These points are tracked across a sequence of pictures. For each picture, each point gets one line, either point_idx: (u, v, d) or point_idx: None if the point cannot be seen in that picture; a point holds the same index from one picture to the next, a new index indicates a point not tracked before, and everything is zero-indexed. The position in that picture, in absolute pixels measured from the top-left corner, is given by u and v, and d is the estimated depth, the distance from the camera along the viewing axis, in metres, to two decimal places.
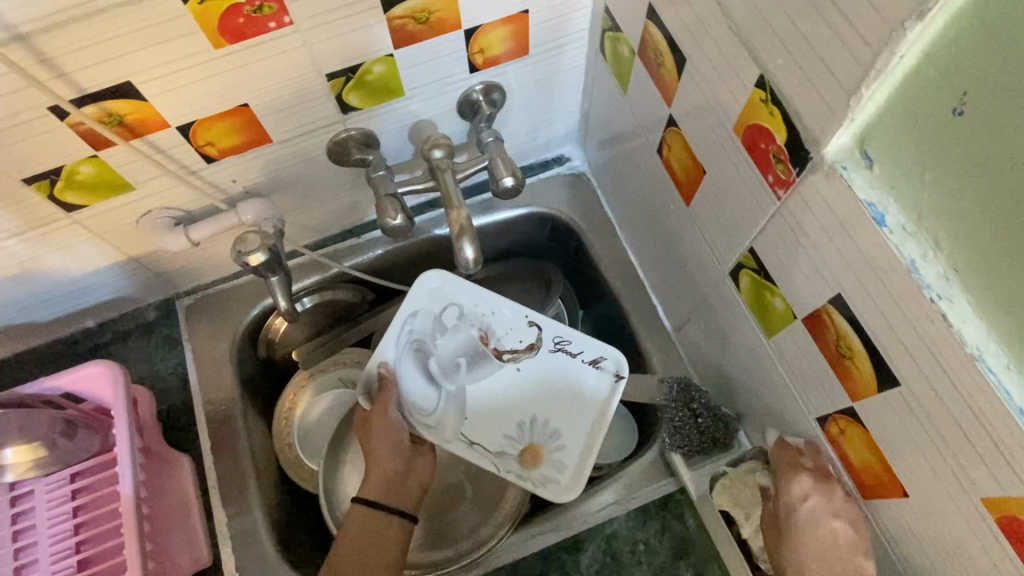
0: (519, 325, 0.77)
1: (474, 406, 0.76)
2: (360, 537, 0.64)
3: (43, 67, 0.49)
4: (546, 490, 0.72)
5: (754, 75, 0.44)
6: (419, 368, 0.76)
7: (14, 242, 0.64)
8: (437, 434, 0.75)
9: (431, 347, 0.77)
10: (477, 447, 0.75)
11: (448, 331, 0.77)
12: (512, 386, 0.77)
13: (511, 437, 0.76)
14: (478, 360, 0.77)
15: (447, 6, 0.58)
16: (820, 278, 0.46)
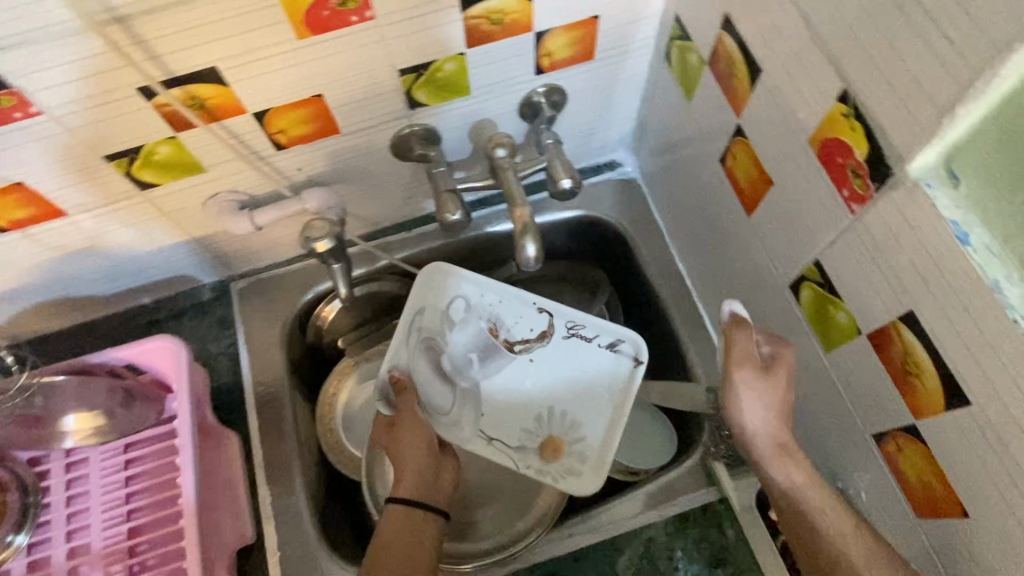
0: (530, 313, 0.75)
1: (490, 400, 0.74)
2: (397, 535, 0.61)
3: (138, 49, 0.51)
4: (568, 484, 0.72)
5: (837, 89, 0.45)
6: (431, 367, 0.74)
7: (88, 216, 0.66)
8: (456, 433, 0.74)
9: (441, 344, 0.74)
10: (495, 445, 0.74)
11: (457, 324, 0.75)
12: (528, 378, 0.75)
13: (529, 431, 0.74)
14: (490, 354, 0.74)
15: (521, 8, 0.59)
16: (892, 294, 0.46)
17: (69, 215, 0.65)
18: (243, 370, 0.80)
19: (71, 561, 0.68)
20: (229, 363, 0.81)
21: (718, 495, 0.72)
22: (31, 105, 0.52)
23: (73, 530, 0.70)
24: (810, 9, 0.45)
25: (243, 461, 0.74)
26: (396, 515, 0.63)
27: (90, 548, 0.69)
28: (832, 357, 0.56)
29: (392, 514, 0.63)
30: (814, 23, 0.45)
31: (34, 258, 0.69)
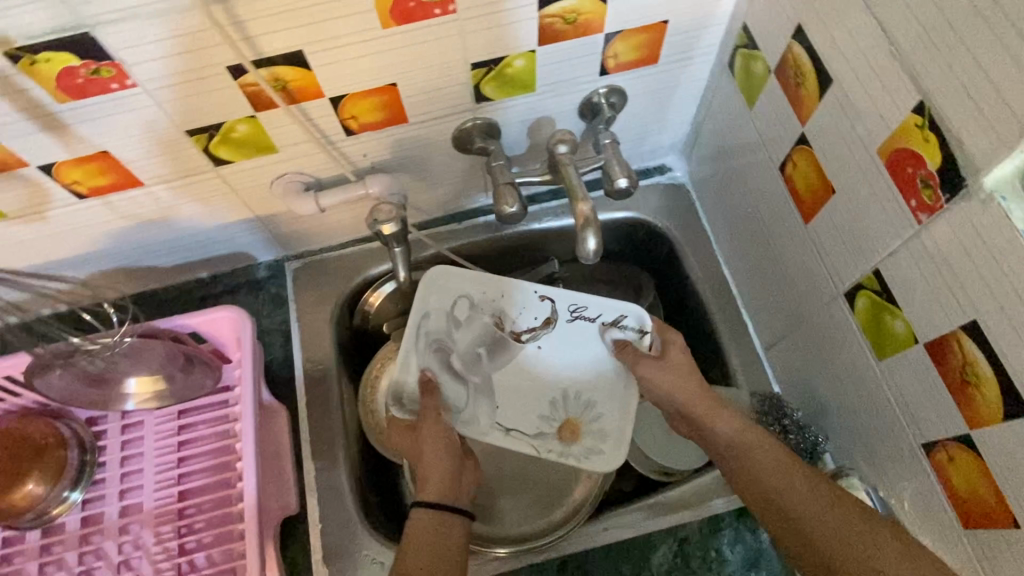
0: (533, 302, 0.79)
1: (502, 391, 0.76)
2: (425, 538, 0.60)
3: (234, 29, 0.53)
4: (591, 462, 0.74)
5: (913, 100, 0.46)
6: (442, 366, 0.76)
7: (163, 188, 0.69)
8: (473, 422, 0.74)
9: (449, 344, 0.77)
10: (513, 433, 0.75)
11: (462, 323, 0.78)
12: (540, 364, 0.77)
13: (546, 417, 0.76)
14: (498, 346, 0.77)
15: (595, 9, 0.61)
16: (956, 304, 0.47)
17: (145, 185, 0.68)
18: (294, 347, 0.82)
19: (123, 519, 0.71)
20: (280, 340, 0.83)
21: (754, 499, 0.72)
22: (128, 77, 0.54)
23: (126, 490, 0.72)
24: (890, 23, 0.46)
25: (290, 434, 0.76)
26: (423, 521, 0.61)
27: (141, 507, 0.71)
28: (885, 366, 0.57)
29: (419, 519, 0.61)
30: (894, 36, 0.46)
31: (108, 225, 0.72)
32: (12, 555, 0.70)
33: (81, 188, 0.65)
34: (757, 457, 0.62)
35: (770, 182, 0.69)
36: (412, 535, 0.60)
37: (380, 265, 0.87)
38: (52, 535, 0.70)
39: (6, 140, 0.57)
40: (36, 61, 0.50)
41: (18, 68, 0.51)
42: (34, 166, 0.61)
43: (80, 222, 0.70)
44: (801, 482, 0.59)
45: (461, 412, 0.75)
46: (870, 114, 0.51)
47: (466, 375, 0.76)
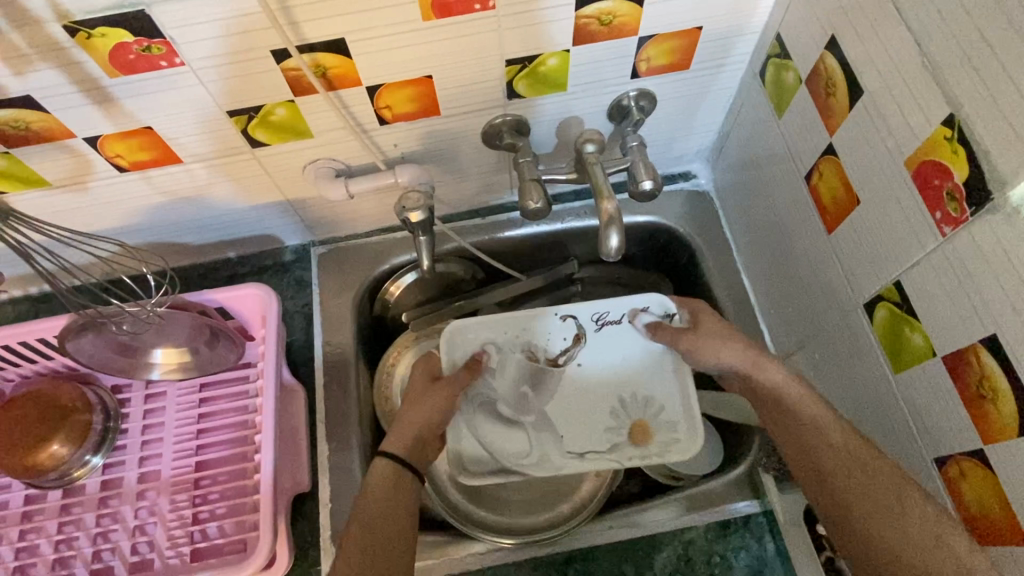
0: (555, 325, 0.80)
1: (563, 420, 0.78)
2: (379, 493, 0.63)
3: (282, 14, 0.55)
4: (674, 454, 0.76)
5: (943, 113, 0.47)
6: (491, 417, 0.78)
7: (200, 166, 0.71)
8: (547, 462, 0.77)
9: (492, 396, 0.79)
10: (589, 454, 0.77)
11: (495, 372, 0.79)
12: (587, 387, 0.79)
13: (613, 428, 0.78)
14: (540, 379, 0.80)
15: (631, 12, 0.62)
16: (977, 318, 0.47)
17: (183, 162, 0.70)
18: (315, 329, 0.84)
19: (140, 485, 0.73)
20: (302, 322, 0.85)
21: (762, 507, 0.73)
22: (178, 55, 0.57)
23: (145, 457, 0.75)
24: (925, 38, 0.47)
25: (306, 414, 0.78)
26: (384, 470, 0.65)
27: (159, 475, 0.73)
28: (901, 378, 0.57)
29: (382, 467, 0.65)
30: (928, 51, 0.47)
31: (146, 200, 0.74)
32: (32, 513, 0.72)
33: (123, 161, 0.68)
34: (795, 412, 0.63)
35: (795, 192, 0.69)
36: (373, 483, 0.64)
37: (403, 256, 0.88)
38: (72, 496, 0.72)
39: (57, 110, 0.60)
40: (93, 35, 0.53)
41: (75, 41, 0.53)
42: (81, 138, 0.63)
43: (120, 195, 0.72)
44: (838, 438, 0.59)
45: (528, 452, 0.77)
46: (899, 126, 0.52)
47: (523, 419, 0.79)
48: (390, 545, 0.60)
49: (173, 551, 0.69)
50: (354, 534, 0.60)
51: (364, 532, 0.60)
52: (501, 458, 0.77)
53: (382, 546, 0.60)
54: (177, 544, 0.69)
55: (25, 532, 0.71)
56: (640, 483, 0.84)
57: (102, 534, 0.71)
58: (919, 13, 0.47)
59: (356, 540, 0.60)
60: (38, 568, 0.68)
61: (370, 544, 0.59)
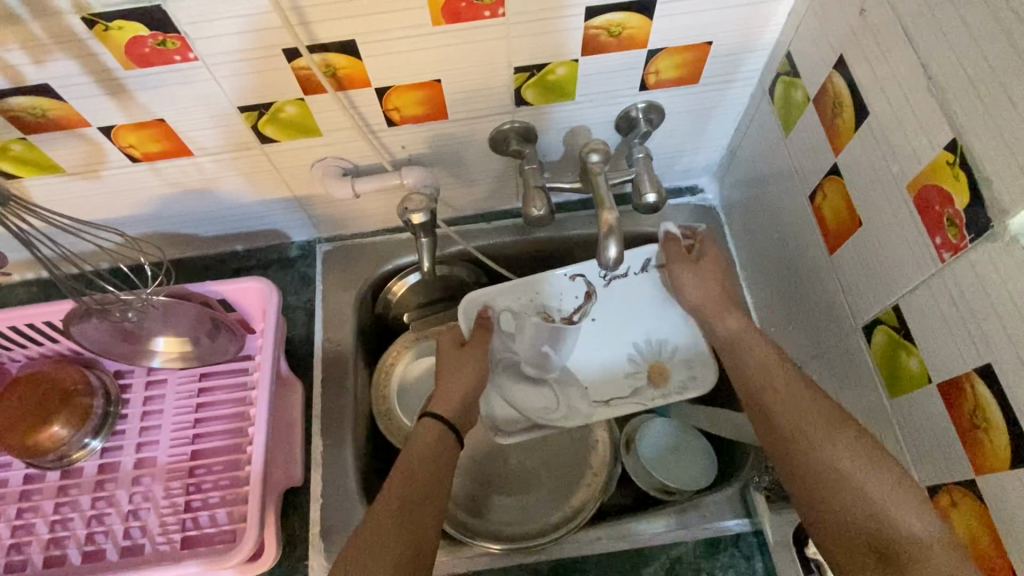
0: (565, 285, 0.81)
1: (587, 374, 0.82)
2: (427, 448, 0.65)
3: (293, 14, 0.56)
4: (691, 392, 0.81)
5: (946, 138, 0.46)
6: (519, 380, 0.81)
7: (210, 159, 0.72)
8: (578, 414, 0.80)
9: (517, 359, 0.82)
10: (615, 400, 0.81)
11: (515, 334, 0.81)
12: (607, 342, 0.82)
13: (632, 376, 0.82)
14: (558, 337, 0.81)
15: (641, 25, 0.63)
16: (973, 346, 0.46)
17: (194, 155, 0.71)
18: (316, 325, 0.85)
19: (136, 470, 0.74)
20: (303, 317, 0.86)
21: (753, 527, 0.72)
22: (191, 51, 0.58)
23: (143, 443, 0.76)
24: (932, 61, 0.47)
25: (303, 409, 0.79)
26: (428, 427, 0.67)
27: (155, 462, 0.74)
28: (896, 403, 0.56)
29: (424, 427, 0.67)
30: (934, 74, 0.47)
31: (157, 190, 0.76)
32: (30, 493, 0.73)
33: (135, 151, 0.69)
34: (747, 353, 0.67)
35: (800, 210, 0.69)
36: (417, 440, 0.66)
37: (405, 257, 0.89)
38: (70, 478, 0.74)
39: (73, 100, 0.61)
40: (109, 28, 0.54)
41: (92, 33, 0.54)
42: (95, 127, 0.65)
43: (131, 184, 0.74)
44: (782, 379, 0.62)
45: (557, 404, 0.81)
46: (903, 149, 0.51)
47: (550, 377, 0.82)
48: (429, 493, 0.61)
49: (165, 538, 0.70)
50: (394, 479, 0.61)
51: (405, 477, 0.61)
52: (534, 412, 0.80)
53: (421, 492, 0.60)
54: (169, 531, 0.70)
55: (23, 510, 0.72)
56: (631, 496, 0.83)
57: (97, 517, 0.72)
58: (927, 36, 0.47)
59: (396, 484, 0.60)
60: (33, 547, 0.70)
61: (411, 490, 0.60)
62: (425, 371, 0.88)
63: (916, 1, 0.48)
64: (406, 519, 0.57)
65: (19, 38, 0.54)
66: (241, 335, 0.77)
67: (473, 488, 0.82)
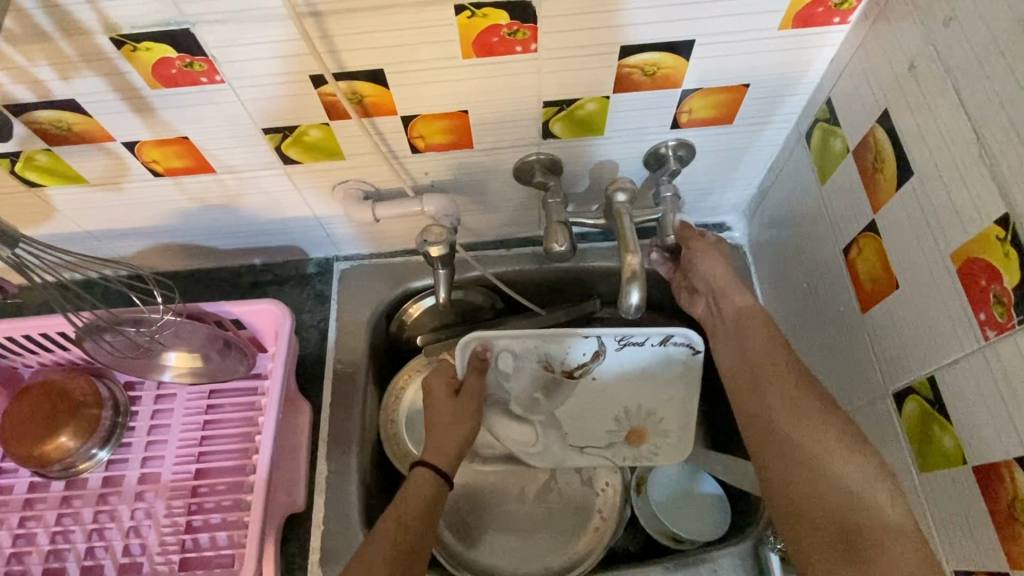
0: (580, 341, 0.77)
1: (572, 421, 0.81)
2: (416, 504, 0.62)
3: (322, 43, 0.55)
4: (662, 458, 0.80)
5: (997, 212, 0.44)
6: (503, 413, 0.80)
7: (231, 176, 0.71)
8: (551, 453, 0.81)
9: (504, 396, 0.79)
10: (589, 450, 0.81)
11: (512, 375, 0.78)
12: (601, 393, 0.80)
13: (613, 431, 0.81)
14: (553, 386, 0.79)
15: (677, 65, 0.61)
16: (1017, 432, 0.44)
17: (216, 172, 0.71)
18: (329, 345, 0.84)
19: (140, 486, 0.73)
20: (316, 336, 0.85)
21: None
22: (218, 73, 0.57)
23: (148, 458, 0.75)
24: (985, 128, 0.45)
25: (310, 431, 0.78)
26: (421, 480, 0.64)
27: (159, 478, 0.74)
28: (925, 480, 0.53)
29: (420, 477, 0.64)
30: (987, 141, 0.45)
31: (178, 204, 0.75)
32: (34, 501, 0.73)
33: (158, 166, 0.69)
34: (748, 330, 0.67)
35: (832, 261, 0.66)
36: (409, 492, 0.63)
37: (422, 280, 0.87)
38: (74, 489, 0.73)
39: (99, 116, 0.61)
40: (138, 49, 0.53)
41: (119, 53, 0.54)
42: (119, 142, 0.64)
43: (153, 197, 0.73)
44: (780, 359, 0.63)
45: (531, 445, 0.81)
46: (948, 215, 0.49)
47: (532, 417, 0.80)
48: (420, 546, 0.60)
49: (163, 558, 0.69)
50: (390, 525, 0.60)
51: (400, 525, 0.60)
52: (507, 445, 0.82)
53: (414, 543, 0.59)
54: (168, 551, 0.69)
55: (25, 519, 0.72)
56: (640, 542, 0.82)
57: (98, 531, 0.71)
58: (982, 102, 0.45)
59: (387, 532, 0.59)
60: (33, 557, 0.69)
61: (404, 540, 0.59)
62: None
63: (972, 63, 0.45)
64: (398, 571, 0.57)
65: (47, 55, 0.53)
66: (251, 355, 0.76)
67: (474, 517, 0.80)
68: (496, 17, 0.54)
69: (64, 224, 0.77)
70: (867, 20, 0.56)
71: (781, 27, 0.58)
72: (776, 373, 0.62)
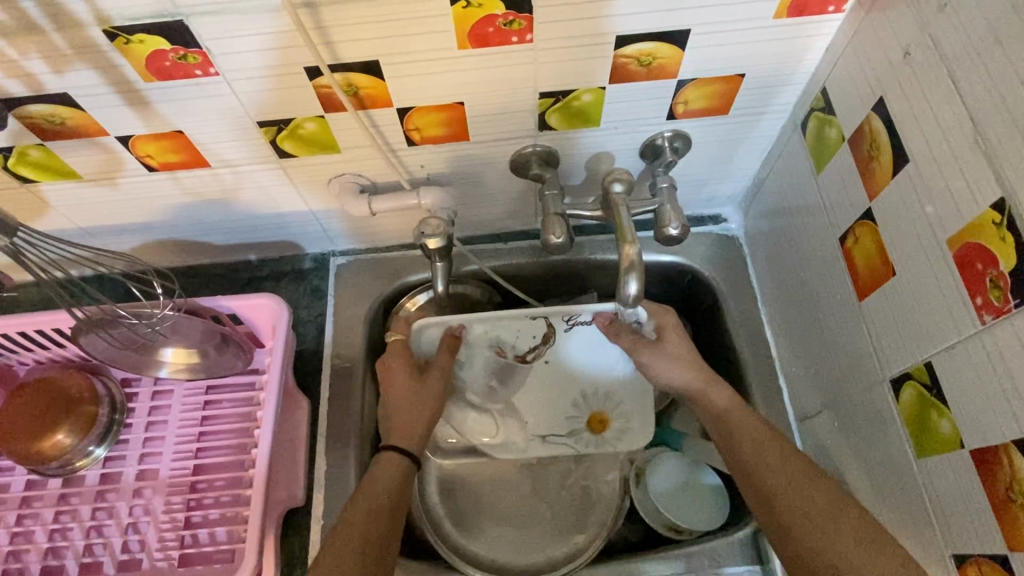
0: (526, 325, 0.80)
1: (531, 407, 0.82)
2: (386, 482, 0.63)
3: (317, 33, 0.54)
4: (626, 443, 0.82)
5: (992, 197, 0.44)
6: (460, 403, 0.81)
7: (226, 171, 0.71)
8: (517, 445, 0.82)
9: (460, 384, 0.81)
10: (551, 439, 0.82)
11: (466, 362, 0.80)
12: (554, 381, 0.82)
13: (572, 416, 0.82)
14: (507, 372, 0.81)
15: (673, 55, 0.61)
16: (1013, 416, 0.44)
17: (211, 167, 0.70)
18: (326, 340, 0.83)
19: (138, 482, 0.73)
20: (313, 331, 0.84)
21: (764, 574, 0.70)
22: (212, 66, 0.57)
23: (145, 454, 0.75)
24: (980, 115, 0.45)
25: (308, 426, 0.78)
26: (388, 463, 0.65)
27: (157, 474, 0.74)
28: (924, 465, 0.54)
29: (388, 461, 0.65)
30: (982, 126, 0.45)
31: (173, 200, 0.75)
32: (32, 499, 0.73)
33: (153, 161, 0.68)
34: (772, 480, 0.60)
35: (828, 249, 0.66)
36: (380, 473, 0.64)
37: (418, 275, 0.87)
38: (71, 486, 0.73)
39: (92, 110, 0.60)
40: (131, 41, 0.53)
41: (113, 46, 0.53)
42: (114, 137, 0.64)
43: (148, 193, 0.73)
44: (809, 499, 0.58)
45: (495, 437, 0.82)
46: (942, 199, 0.49)
47: (490, 407, 0.82)
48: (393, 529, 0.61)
49: (162, 554, 0.69)
50: (360, 516, 0.60)
51: (372, 508, 0.61)
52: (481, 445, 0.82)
53: (384, 533, 0.60)
54: (167, 547, 0.69)
55: (22, 518, 0.72)
56: (640, 533, 0.82)
57: (96, 528, 0.71)
58: (976, 89, 0.45)
59: (354, 520, 0.59)
60: (31, 555, 0.69)
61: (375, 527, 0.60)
62: None
63: (967, 48, 0.46)
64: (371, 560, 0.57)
65: (40, 48, 0.53)
66: (248, 350, 0.76)
67: (470, 510, 0.80)
68: (492, 7, 0.54)
69: (58, 220, 0.77)
70: (861, 9, 0.56)
71: (776, 16, 0.58)
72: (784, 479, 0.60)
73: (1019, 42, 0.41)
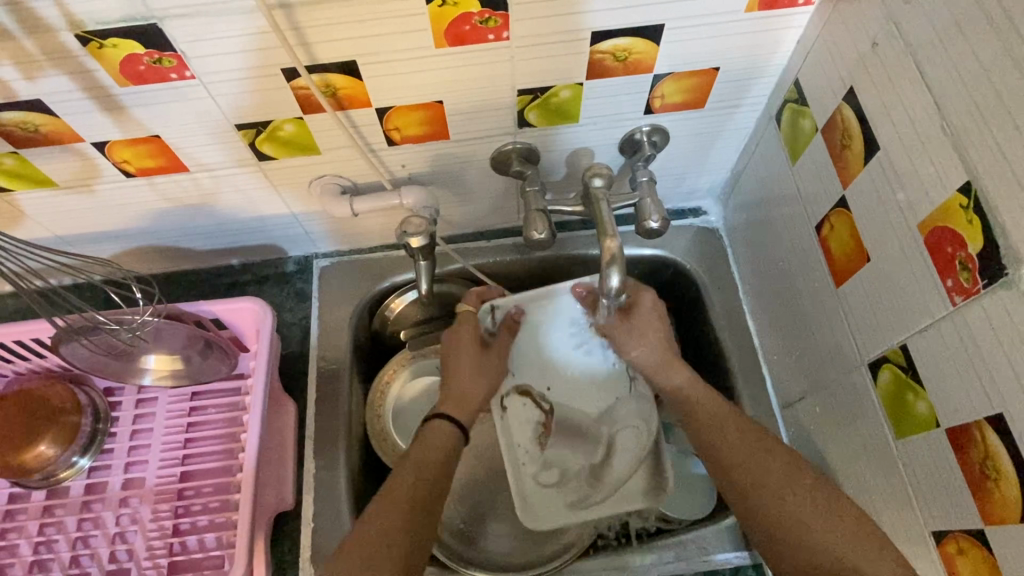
0: (517, 410, 0.80)
1: (596, 399, 0.80)
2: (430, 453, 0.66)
3: (294, 34, 0.54)
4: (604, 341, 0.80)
5: (959, 181, 0.46)
6: (620, 472, 0.77)
7: (205, 174, 0.70)
8: (647, 421, 0.78)
9: (602, 472, 0.77)
10: (632, 387, 0.80)
11: (558, 466, 0.78)
12: (587, 385, 0.80)
13: (600, 361, 0.80)
14: (568, 427, 0.80)
15: (648, 50, 0.62)
16: (985, 395, 0.46)
17: (189, 171, 0.70)
18: (311, 342, 0.83)
19: (124, 491, 0.72)
20: (299, 334, 0.84)
21: (752, 560, 0.72)
22: (188, 69, 0.56)
23: (131, 463, 0.74)
24: (946, 102, 0.46)
25: (296, 429, 0.77)
26: (439, 430, 0.69)
27: (143, 483, 0.73)
28: (904, 445, 0.55)
29: (436, 428, 0.69)
30: (947, 112, 0.46)
31: (151, 205, 0.74)
32: (15, 512, 0.72)
33: (130, 167, 0.68)
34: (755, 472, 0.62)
35: (806, 238, 0.68)
36: (428, 442, 0.67)
37: (399, 275, 0.87)
38: (56, 498, 0.72)
39: (67, 116, 0.59)
40: (104, 46, 0.53)
41: (86, 50, 0.53)
42: (89, 143, 0.63)
43: (125, 199, 0.73)
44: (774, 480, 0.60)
45: (633, 444, 0.78)
46: (914, 187, 0.50)
47: (609, 437, 0.78)
48: (436, 496, 0.64)
49: (151, 563, 0.68)
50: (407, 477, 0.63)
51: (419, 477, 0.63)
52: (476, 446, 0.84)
53: (429, 500, 0.63)
54: (155, 556, 0.68)
55: (5, 531, 0.71)
56: None
57: (82, 539, 0.70)
58: (942, 77, 0.46)
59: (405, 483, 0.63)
60: (15, 569, 0.68)
61: (423, 493, 0.63)
62: (419, 393, 0.86)
63: (931, 37, 0.47)
64: (417, 529, 0.60)
65: (12, 55, 0.52)
66: (233, 355, 0.76)
67: (469, 513, 0.81)
68: (467, 5, 0.54)
69: (34, 229, 0.76)
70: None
71: (748, 9, 0.58)
72: (745, 464, 0.63)
73: (982, 31, 0.43)
